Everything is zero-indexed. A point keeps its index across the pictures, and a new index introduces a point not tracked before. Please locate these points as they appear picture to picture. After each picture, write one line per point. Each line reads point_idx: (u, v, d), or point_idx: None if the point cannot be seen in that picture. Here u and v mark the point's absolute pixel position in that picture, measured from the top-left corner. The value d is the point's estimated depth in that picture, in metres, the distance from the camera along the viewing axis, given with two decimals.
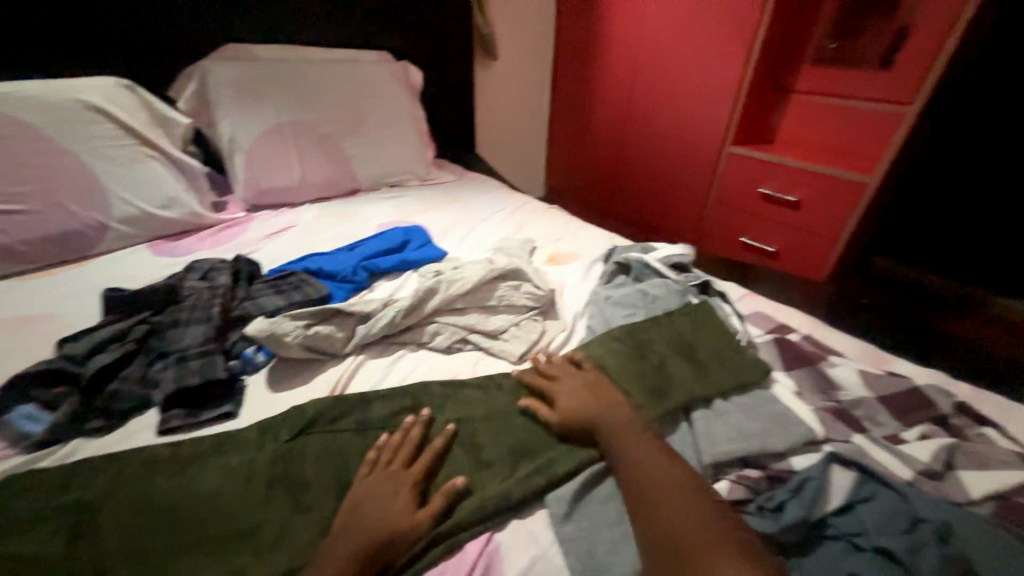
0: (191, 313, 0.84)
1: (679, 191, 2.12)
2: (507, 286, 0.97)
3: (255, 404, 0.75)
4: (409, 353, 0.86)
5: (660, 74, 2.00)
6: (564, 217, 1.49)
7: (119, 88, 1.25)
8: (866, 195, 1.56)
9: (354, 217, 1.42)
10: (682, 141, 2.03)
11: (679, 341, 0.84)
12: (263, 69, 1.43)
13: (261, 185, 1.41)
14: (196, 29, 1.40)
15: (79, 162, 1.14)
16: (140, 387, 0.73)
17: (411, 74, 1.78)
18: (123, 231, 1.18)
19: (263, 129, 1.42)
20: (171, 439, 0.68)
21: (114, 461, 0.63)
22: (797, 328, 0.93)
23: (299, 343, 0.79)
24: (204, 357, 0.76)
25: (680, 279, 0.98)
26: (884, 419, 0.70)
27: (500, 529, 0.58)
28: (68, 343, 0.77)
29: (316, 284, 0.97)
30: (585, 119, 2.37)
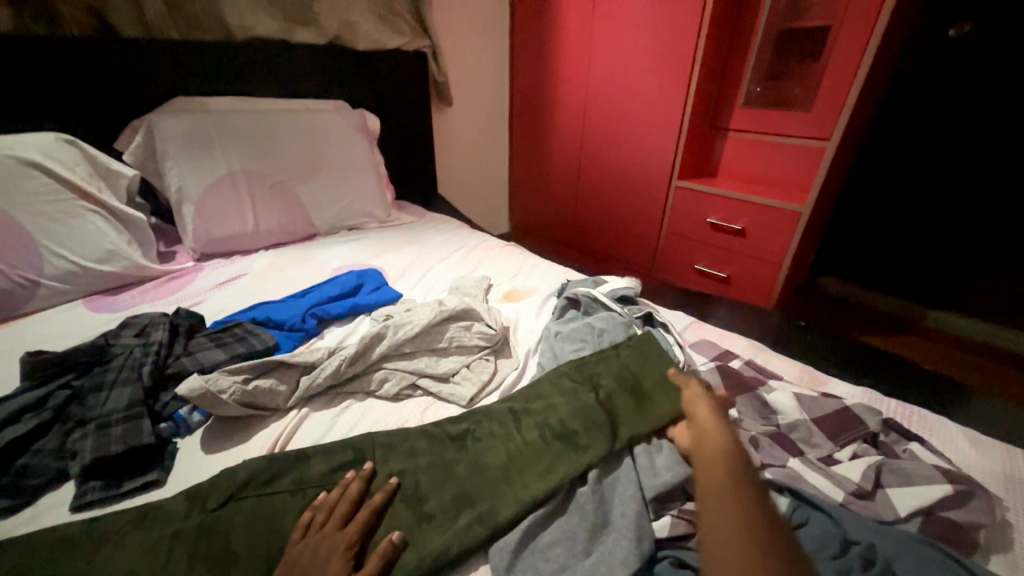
0: (120, 374, 0.80)
1: (634, 223, 2.21)
2: (458, 326, 0.97)
3: (185, 469, 0.70)
4: (356, 403, 0.84)
5: (609, 117, 2.13)
6: (521, 253, 1.52)
7: (59, 142, 1.22)
8: (801, 223, 1.67)
9: (308, 262, 1.41)
10: (633, 177, 2.13)
11: (624, 373, 0.85)
12: (214, 120, 1.43)
13: (210, 234, 1.39)
14: (144, 81, 1.39)
15: (8, 218, 1.08)
16: (55, 460, 0.68)
17: (369, 120, 1.82)
18: (55, 287, 1.12)
19: (213, 178, 1.41)
20: (86, 516, 0.63)
21: (17, 545, 0.57)
22: (740, 354, 0.97)
23: (236, 400, 0.76)
24: (130, 422, 0.71)
25: (625, 312, 1.01)
26: (819, 440, 0.73)
27: None
28: None
29: (262, 335, 0.94)
30: (542, 158, 2.46)
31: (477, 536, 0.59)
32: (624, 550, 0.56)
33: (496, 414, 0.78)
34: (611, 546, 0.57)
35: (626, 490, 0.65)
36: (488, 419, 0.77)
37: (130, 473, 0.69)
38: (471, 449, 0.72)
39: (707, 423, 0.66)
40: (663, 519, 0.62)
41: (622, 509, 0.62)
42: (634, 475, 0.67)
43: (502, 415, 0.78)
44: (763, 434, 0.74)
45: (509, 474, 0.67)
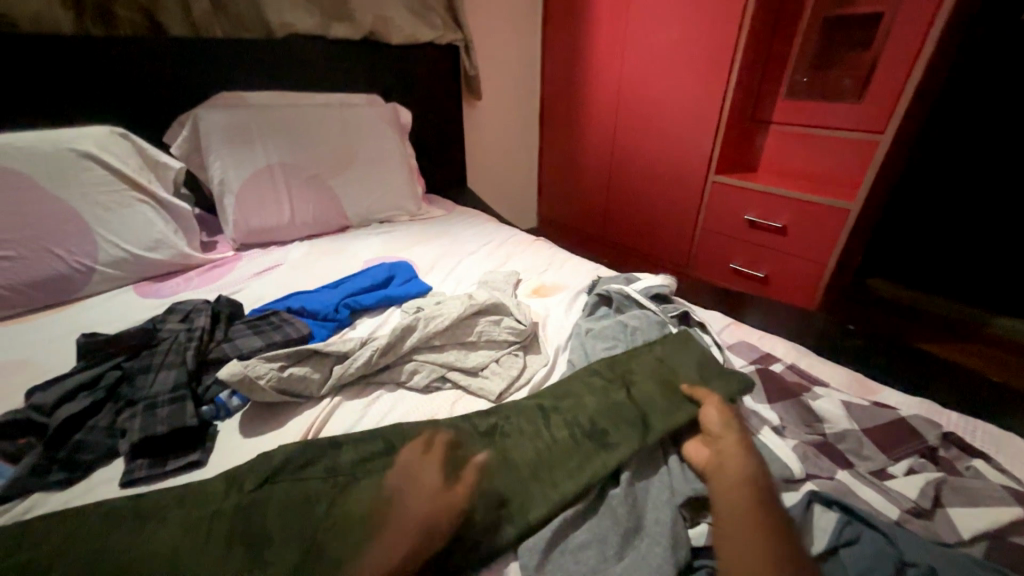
0: (165, 358, 0.83)
1: (668, 220, 2.15)
2: (487, 321, 0.97)
3: (225, 452, 0.73)
4: (387, 393, 0.85)
5: (643, 111, 2.07)
6: (551, 248, 1.50)
7: (113, 135, 1.28)
8: (849, 221, 1.57)
9: (342, 254, 1.43)
10: (667, 173, 2.07)
11: (658, 373, 0.82)
12: (254, 114, 1.48)
13: (250, 224, 1.43)
14: (191, 77, 1.44)
15: (68, 208, 1.15)
16: (107, 437, 0.72)
17: (401, 114, 1.83)
18: (108, 273, 1.18)
19: (253, 171, 1.45)
20: (134, 492, 0.66)
21: (72, 517, 0.60)
22: (782, 358, 0.92)
23: (273, 386, 0.78)
24: (174, 404, 0.75)
25: (659, 310, 0.98)
26: (870, 453, 0.68)
27: None
28: (37, 391, 0.76)
29: (297, 323, 0.96)
30: (572, 153, 2.43)
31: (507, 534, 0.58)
32: (657, 556, 0.54)
33: (524, 410, 0.77)
34: (645, 552, 0.55)
35: (660, 495, 0.62)
36: (516, 415, 0.76)
37: (174, 452, 0.72)
38: (500, 443, 0.71)
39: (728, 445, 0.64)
40: (699, 526, 0.59)
41: (656, 514, 0.60)
42: (667, 479, 0.65)
43: (530, 412, 0.77)
44: (809, 443, 0.70)
45: (539, 472, 0.66)
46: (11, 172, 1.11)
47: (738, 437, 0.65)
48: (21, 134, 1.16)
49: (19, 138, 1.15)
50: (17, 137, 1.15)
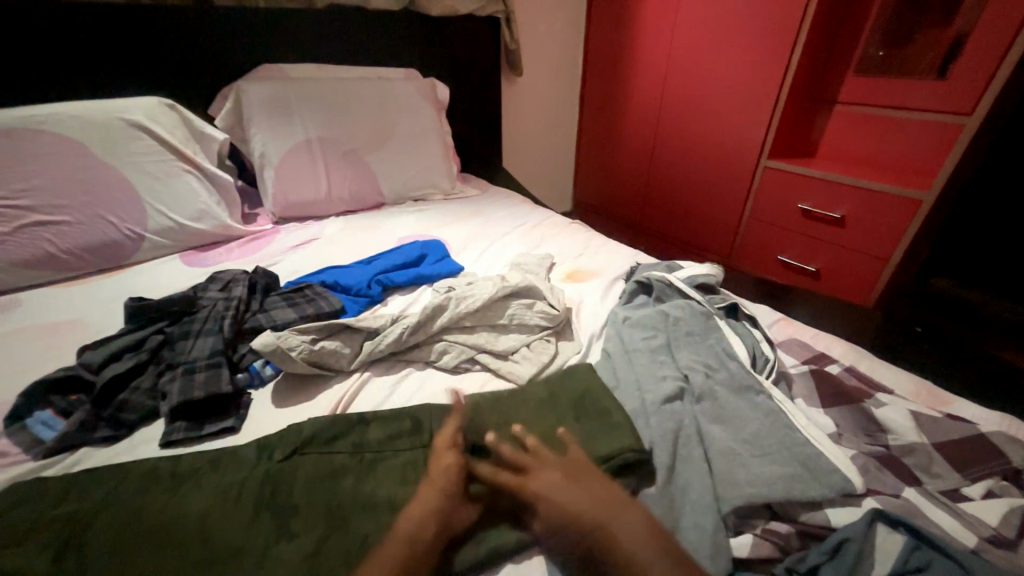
0: (205, 324, 0.85)
1: (712, 207, 2.02)
2: (520, 304, 0.93)
3: (257, 420, 0.74)
4: (416, 372, 0.84)
5: (692, 89, 1.93)
6: (587, 232, 1.44)
7: (162, 107, 1.31)
8: (922, 213, 1.43)
9: (376, 230, 1.43)
10: (714, 157, 1.94)
11: (700, 365, 0.77)
12: (295, 87, 1.48)
13: (288, 198, 1.45)
14: (236, 50, 1.45)
15: (121, 177, 1.20)
16: (149, 398, 0.74)
17: (438, 90, 1.79)
18: (157, 241, 1.23)
19: (292, 144, 1.46)
20: (172, 452, 0.68)
21: (116, 474, 0.63)
22: (839, 359, 0.85)
23: (305, 358, 0.78)
24: (211, 369, 0.76)
25: (705, 300, 0.90)
26: (942, 470, 0.61)
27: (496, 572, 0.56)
28: (89, 351, 0.80)
29: (330, 298, 0.97)
30: (613, 134, 2.32)
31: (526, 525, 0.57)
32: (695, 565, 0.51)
33: (554, 394, 0.74)
34: None
35: (700, 497, 0.58)
36: (547, 399, 0.73)
37: (210, 417, 0.73)
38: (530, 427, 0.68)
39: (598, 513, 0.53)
40: (743, 536, 0.56)
41: (694, 519, 0.56)
42: (707, 481, 0.60)
43: (561, 398, 0.73)
44: (869, 454, 0.64)
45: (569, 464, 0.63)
46: (70, 141, 1.15)
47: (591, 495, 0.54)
48: (78, 104, 1.20)
49: (76, 107, 1.19)
50: (74, 106, 1.19)
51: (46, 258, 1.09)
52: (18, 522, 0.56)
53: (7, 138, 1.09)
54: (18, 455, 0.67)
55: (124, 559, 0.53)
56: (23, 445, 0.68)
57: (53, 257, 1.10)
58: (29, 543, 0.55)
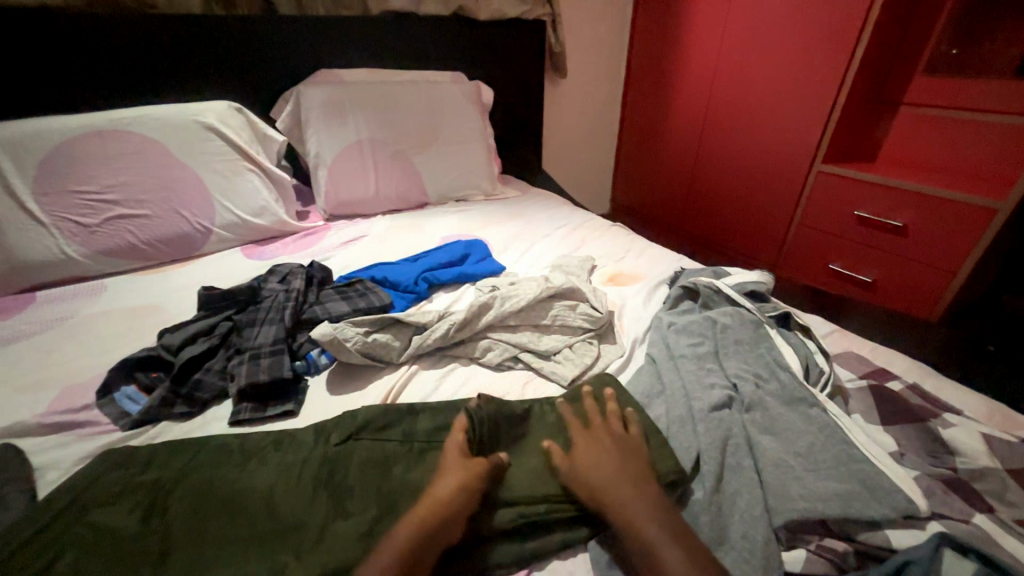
0: (268, 313, 0.91)
1: (759, 213, 1.95)
2: (563, 305, 0.94)
3: (314, 405, 0.79)
4: (461, 367, 0.87)
5: (741, 91, 1.88)
6: (629, 236, 1.43)
7: (230, 110, 1.41)
8: (996, 221, 1.33)
9: (421, 229, 1.48)
10: (764, 161, 1.87)
11: (749, 375, 0.75)
12: (350, 91, 1.55)
13: (339, 196, 1.52)
14: (297, 57, 1.54)
15: (193, 174, 1.29)
16: (219, 379, 0.81)
17: (483, 92, 1.82)
18: (223, 235, 1.32)
19: (345, 145, 1.53)
20: (240, 430, 0.74)
21: (192, 447, 0.69)
22: (900, 375, 0.81)
23: (358, 348, 0.82)
24: (274, 356, 0.82)
25: (756, 308, 0.87)
26: (1018, 498, 0.57)
27: (541, 568, 0.57)
28: (168, 333, 0.88)
29: (380, 293, 1.01)
30: (655, 136, 2.28)
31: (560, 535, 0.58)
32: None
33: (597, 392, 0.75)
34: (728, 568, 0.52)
35: (750, 509, 0.57)
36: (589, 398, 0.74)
37: (272, 400, 0.78)
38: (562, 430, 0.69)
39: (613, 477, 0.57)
40: (796, 551, 0.54)
41: (743, 530, 0.55)
42: (759, 493, 0.58)
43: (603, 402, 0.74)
44: (933, 477, 0.60)
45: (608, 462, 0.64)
46: (152, 142, 1.26)
47: (648, 507, 0.54)
48: (159, 107, 1.31)
49: (157, 111, 1.30)
50: (156, 110, 1.30)
51: (128, 248, 1.20)
52: (112, 484, 0.63)
53: (99, 138, 1.21)
54: (108, 425, 0.75)
55: (202, 525, 0.58)
56: (113, 415, 0.76)
57: (133, 247, 1.20)
58: (121, 503, 0.61)
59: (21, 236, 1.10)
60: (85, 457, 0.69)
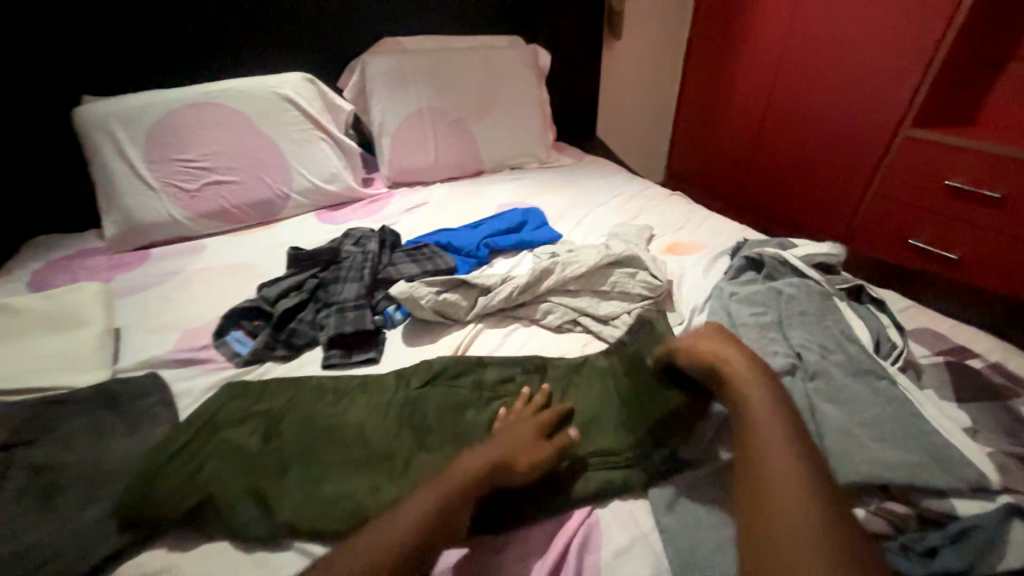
0: (349, 271, 1.00)
1: (832, 184, 1.81)
2: (623, 272, 0.96)
3: (393, 355, 0.88)
4: (522, 327, 0.92)
5: (821, 48, 1.70)
6: (688, 205, 1.40)
7: (304, 82, 1.48)
8: None
9: (479, 197, 1.52)
10: (842, 126, 1.72)
11: (814, 346, 0.75)
12: (411, 60, 1.58)
13: (402, 165, 1.58)
14: (362, 25, 1.58)
15: (273, 144, 1.40)
16: (311, 328, 0.91)
17: (540, 56, 1.79)
18: (299, 201, 1.43)
19: (406, 114, 1.58)
20: (332, 372, 0.84)
21: (296, 384, 0.79)
22: (982, 354, 0.77)
23: (431, 306, 0.90)
24: (357, 310, 0.91)
25: (825, 281, 0.86)
26: None
27: (603, 507, 0.63)
28: (266, 287, 0.99)
29: (445, 257, 1.08)
30: (715, 99, 2.11)
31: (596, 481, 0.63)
32: None
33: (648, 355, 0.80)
34: None
35: None
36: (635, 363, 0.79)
37: (356, 348, 0.88)
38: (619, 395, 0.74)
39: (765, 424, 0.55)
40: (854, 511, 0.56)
41: None
42: (819, 456, 0.60)
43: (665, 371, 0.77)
44: (1010, 454, 0.60)
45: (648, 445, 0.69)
46: (238, 113, 1.37)
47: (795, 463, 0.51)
48: (242, 80, 1.41)
49: (241, 83, 1.40)
50: (239, 82, 1.40)
51: (222, 212, 1.33)
52: (233, 410, 0.73)
53: (194, 110, 1.33)
54: (224, 362, 0.88)
55: (310, 447, 0.69)
56: (227, 355, 0.88)
57: (226, 211, 1.34)
58: (243, 425, 0.72)
59: (138, 201, 1.26)
60: (209, 387, 0.82)
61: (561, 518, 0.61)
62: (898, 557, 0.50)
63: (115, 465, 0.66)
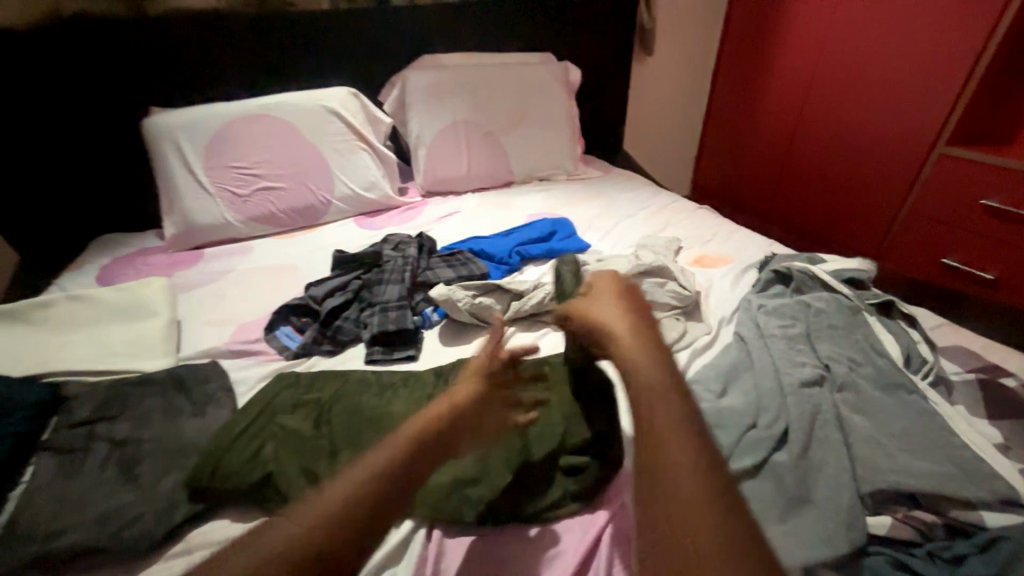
0: (391, 274, 1.07)
1: (865, 200, 1.79)
2: (652, 282, 0.99)
3: (431, 353, 0.93)
4: (552, 332, 0.96)
5: (855, 64, 1.69)
6: (716, 219, 1.42)
7: (349, 96, 1.58)
8: None
9: (509, 207, 1.58)
10: (877, 142, 1.70)
11: (843, 358, 0.76)
12: (449, 75, 1.66)
13: (436, 175, 1.65)
14: (404, 43, 1.66)
15: (319, 154, 1.49)
16: (355, 326, 0.97)
17: (571, 72, 1.85)
18: (340, 207, 1.51)
19: (442, 126, 1.66)
20: (375, 367, 0.90)
21: (343, 377, 0.85)
22: (1016, 374, 0.77)
23: (467, 309, 0.95)
24: (399, 310, 0.97)
25: (855, 296, 0.87)
26: None
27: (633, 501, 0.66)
28: (314, 286, 1.06)
29: (479, 263, 1.13)
30: (742, 114, 2.10)
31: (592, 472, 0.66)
32: (826, 529, 0.56)
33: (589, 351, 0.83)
34: (812, 524, 0.57)
35: (839, 475, 0.60)
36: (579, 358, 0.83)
37: (397, 346, 0.94)
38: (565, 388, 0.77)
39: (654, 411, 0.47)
40: (881, 517, 0.57)
41: (828, 493, 0.59)
42: (847, 463, 0.62)
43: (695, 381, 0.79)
44: None
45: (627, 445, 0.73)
46: (289, 125, 1.47)
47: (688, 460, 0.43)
48: (293, 94, 1.51)
49: (292, 97, 1.50)
50: (290, 96, 1.50)
51: (270, 216, 1.43)
52: (287, 398, 0.80)
53: (250, 121, 1.43)
54: (275, 354, 0.94)
55: (357, 434, 0.74)
56: (278, 348, 0.95)
57: (274, 215, 1.43)
58: (297, 412, 0.78)
59: (196, 204, 1.36)
60: (264, 377, 0.89)
61: (590, 510, 0.65)
62: (925, 563, 0.53)
63: (189, 440, 0.74)
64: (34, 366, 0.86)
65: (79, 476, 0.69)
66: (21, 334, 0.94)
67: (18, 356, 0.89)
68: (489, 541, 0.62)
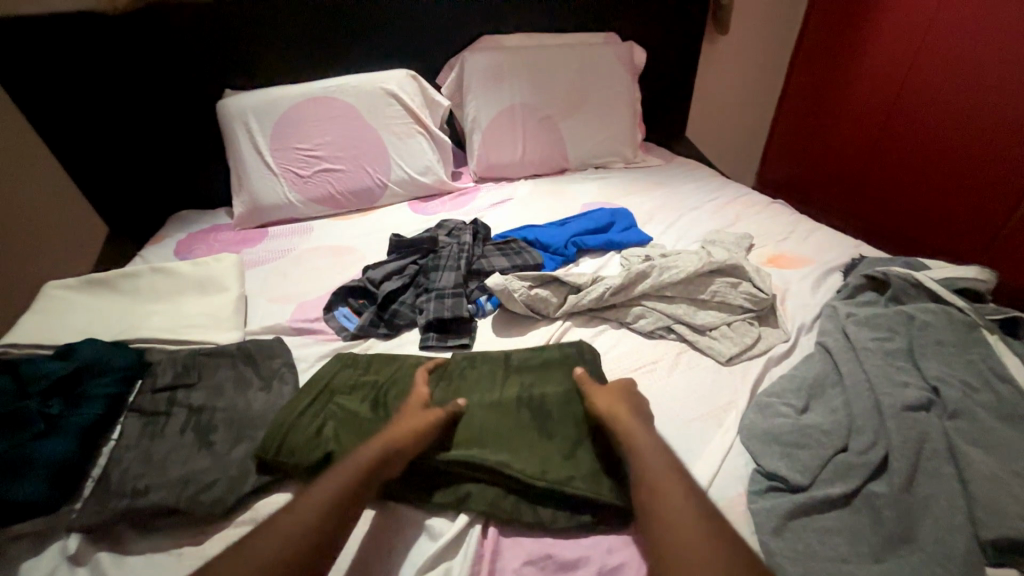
0: (447, 260, 1.05)
1: (971, 199, 1.55)
2: (724, 282, 0.92)
3: (485, 343, 0.91)
4: (611, 329, 0.90)
5: (967, 48, 1.45)
6: (791, 215, 1.30)
7: (408, 78, 1.56)
8: None
9: (564, 195, 1.52)
10: (992, 134, 1.46)
11: (954, 381, 0.67)
12: (509, 59, 1.61)
13: (490, 160, 1.61)
14: (464, 23, 1.62)
15: (378, 137, 1.50)
16: (410, 311, 0.97)
17: (636, 54, 1.74)
18: (396, 190, 1.51)
19: (499, 111, 1.61)
20: (429, 353, 0.89)
21: (398, 360, 0.85)
22: None
23: (523, 300, 0.92)
24: (455, 297, 0.96)
25: (970, 310, 0.76)
26: None
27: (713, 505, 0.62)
28: (371, 269, 1.07)
29: (534, 253, 1.10)
30: (824, 96, 1.88)
31: (583, 468, 0.65)
32: None
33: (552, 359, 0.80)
34: (915, 564, 0.52)
35: (952, 517, 0.54)
36: (543, 363, 0.79)
37: (452, 333, 0.93)
38: (526, 391, 0.75)
39: (662, 488, 0.58)
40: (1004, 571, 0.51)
41: (937, 534, 0.53)
42: (963, 505, 0.55)
43: (776, 398, 0.72)
44: None
45: (693, 453, 0.68)
46: (351, 108, 1.49)
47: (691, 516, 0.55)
48: (354, 77, 1.52)
49: (354, 80, 1.51)
50: (352, 79, 1.51)
51: (329, 197, 1.45)
52: (345, 379, 0.80)
53: (314, 104, 1.46)
54: (334, 335, 0.96)
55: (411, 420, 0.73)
56: (336, 328, 0.97)
57: (333, 197, 1.46)
58: (355, 394, 0.78)
59: (263, 184, 1.42)
60: (323, 355, 0.91)
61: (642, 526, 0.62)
62: None
63: (257, 413, 0.77)
64: (122, 333, 0.93)
65: (161, 439, 0.74)
66: (111, 301, 1.02)
67: (108, 322, 0.96)
68: (547, 544, 0.61)
